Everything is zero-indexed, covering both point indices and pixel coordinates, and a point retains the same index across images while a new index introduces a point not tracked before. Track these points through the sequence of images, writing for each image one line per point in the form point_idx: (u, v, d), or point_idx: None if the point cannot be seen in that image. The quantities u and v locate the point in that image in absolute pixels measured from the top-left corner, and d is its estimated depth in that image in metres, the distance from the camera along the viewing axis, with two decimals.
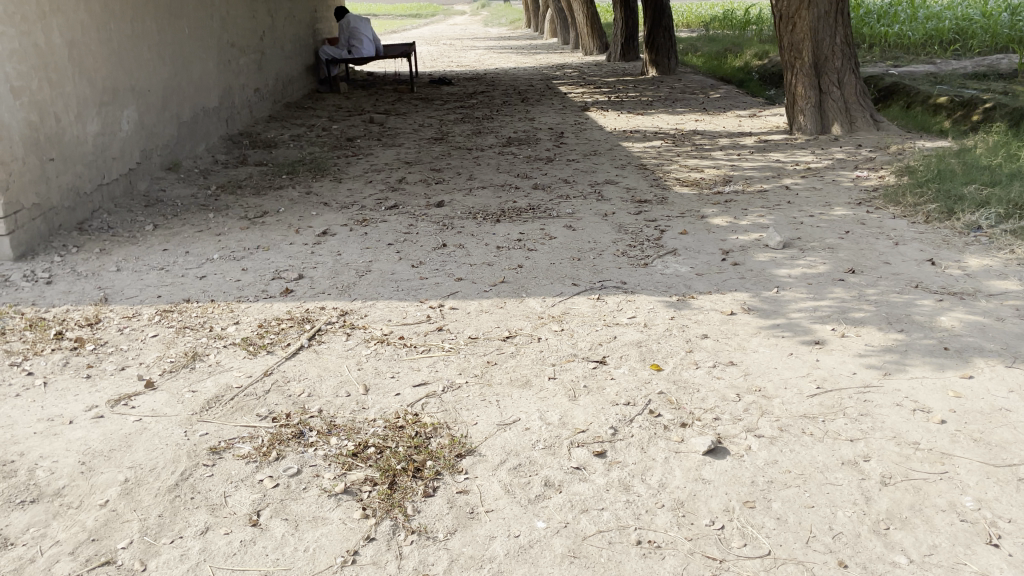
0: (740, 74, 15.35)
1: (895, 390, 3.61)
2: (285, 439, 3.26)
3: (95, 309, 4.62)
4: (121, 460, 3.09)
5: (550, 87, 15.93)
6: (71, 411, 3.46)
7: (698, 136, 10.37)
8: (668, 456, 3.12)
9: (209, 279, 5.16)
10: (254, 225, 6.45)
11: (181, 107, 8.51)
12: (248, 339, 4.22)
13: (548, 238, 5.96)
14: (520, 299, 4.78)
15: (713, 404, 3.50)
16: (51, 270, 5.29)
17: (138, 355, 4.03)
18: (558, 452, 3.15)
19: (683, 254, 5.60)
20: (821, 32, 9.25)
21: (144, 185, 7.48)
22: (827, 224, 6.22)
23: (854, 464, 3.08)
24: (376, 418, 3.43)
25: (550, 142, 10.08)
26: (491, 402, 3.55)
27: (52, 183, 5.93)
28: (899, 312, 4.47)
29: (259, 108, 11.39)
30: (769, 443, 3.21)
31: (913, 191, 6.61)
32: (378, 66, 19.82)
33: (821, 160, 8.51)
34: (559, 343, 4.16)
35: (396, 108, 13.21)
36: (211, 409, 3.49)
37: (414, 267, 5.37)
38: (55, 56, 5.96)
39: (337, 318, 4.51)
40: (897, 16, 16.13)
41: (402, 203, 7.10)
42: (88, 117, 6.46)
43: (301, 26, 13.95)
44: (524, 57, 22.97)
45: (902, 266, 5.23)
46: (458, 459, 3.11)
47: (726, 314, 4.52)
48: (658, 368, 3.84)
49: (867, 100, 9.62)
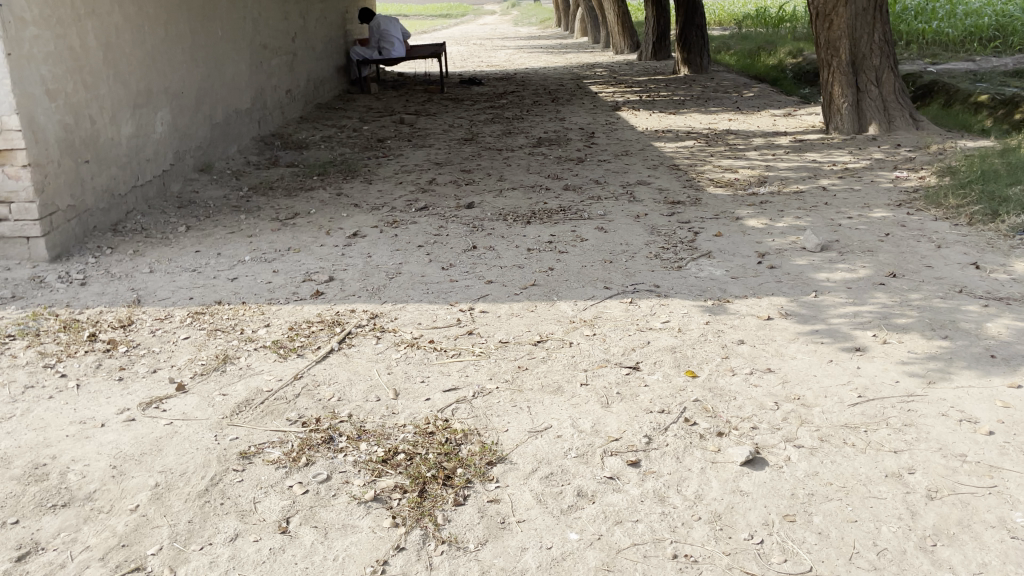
0: (773, 73, 15.12)
1: (940, 399, 3.49)
2: (315, 445, 3.23)
3: (128, 311, 4.64)
4: (151, 464, 3.08)
5: (580, 87, 15.84)
6: (103, 414, 3.46)
7: (732, 136, 10.23)
8: (704, 466, 3.04)
9: (241, 280, 5.17)
10: (285, 226, 6.47)
11: (214, 109, 8.57)
12: (278, 342, 4.20)
13: (580, 240, 5.89)
14: (551, 302, 4.72)
15: (750, 413, 3.42)
16: (85, 272, 5.34)
17: (170, 358, 4.03)
18: (591, 461, 3.09)
19: (718, 257, 5.50)
20: (859, 29, 9.07)
21: (177, 186, 7.53)
22: (866, 226, 6.08)
23: (898, 477, 2.98)
24: (407, 423, 3.39)
25: (580, 142, 10.00)
26: (523, 408, 3.50)
27: (87, 184, 5.99)
28: (943, 318, 4.34)
29: (291, 110, 11.45)
30: (809, 454, 3.11)
31: (956, 192, 6.44)
32: (409, 66, 19.87)
33: (858, 160, 8.35)
34: (592, 348, 4.09)
35: (427, 108, 13.22)
36: (242, 413, 3.48)
37: (444, 270, 5.33)
38: (90, 58, 6.01)
39: (367, 321, 4.49)
40: (935, 13, 15.82)
41: (432, 204, 7.08)
42: (122, 119, 6.51)
43: (333, 27, 14.00)
44: (554, 57, 22.88)
45: (945, 270, 5.09)
46: (489, 467, 3.06)
47: (764, 319, 4.42)
48: (693, 375, 3.76)
49: (906, 99, 9.41)
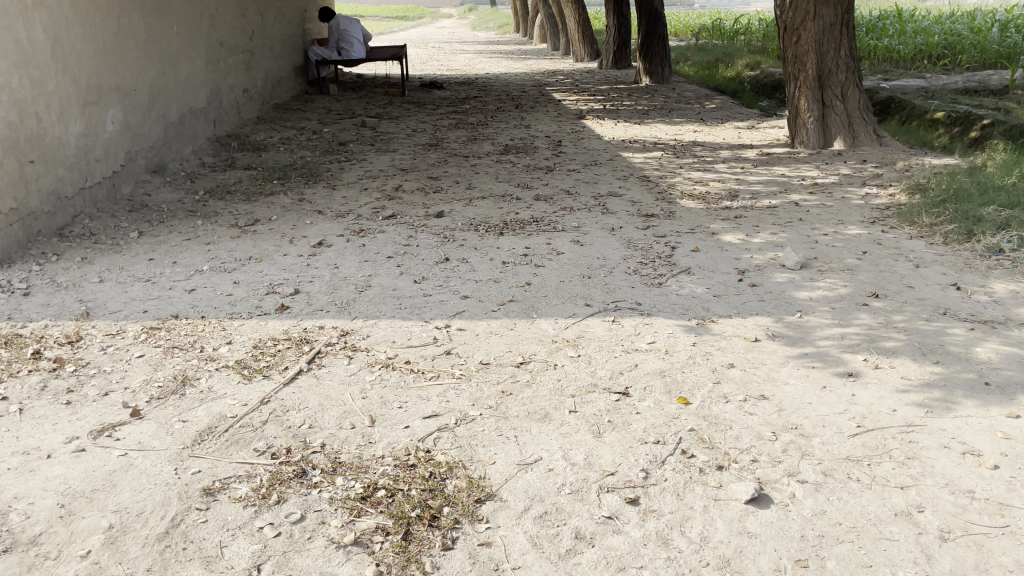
0: (732, 85, 15.16)
1: (940, 430, 3.38)
2: (286, 479, 2.97)
3: (76, 325, 4.31)
4: (104, 503, 2.78)
5: (543, 94, 15.70)
6: (50, 443, 3.15)
7: (698, 148, 10.16)
8: (707, 505, 2.87)
9: (199, 292, 4.86)
10: (244, 233, 6.16)
11: (168, 108, 8.19)
12: (242, 362, 3.92)
13: (556, 254, 5.70)
14: (531, 320, 4.52)
15: (749, 444, 3.26)
16: (29, 280, 4.96)
17: (124, 379, 3.72)
18: (587, 498, 2.89)
19: (697, 274, 5.35)
20: (826, 44, 9.08)
21: (129, 189, 7.14)
22: (842, 244, 6.00)
23: (908, 515, 2.84)
24: (385, 454, 3.15)
25: (548, 150, 9.82)
26: (510, 438, 3.28)
27: (31, 187, 5.61)
28: (931, 342, 4.24)
29: (247, 109, 11.05)
30: (815, 490, 2.96)
31: (929, 210, 6.41)
32: (367, 68, 19.48)
33: (827, 175, 8.33)
34: (578, 370, 3.89)
35: (388, 111, 12.93)
36: (204, 442, 3.19)
37: (416, 283, 5.09)
38: (37, 53, 5.64)
39: (337, 338, 4.22)
40: (886, 29, 16.06)
41: (400, 212, 6.83)
42: (71, 117, 6.13)
43: (291, 26, 13.62)
44: (515, 63, 22.71)
45: (926, 290, 5.03)
46: (478, 506, 2.84)
47: (751, 341, 4.28)
48: (685, 402, 3.58)
49: (870, 115, 9.43)
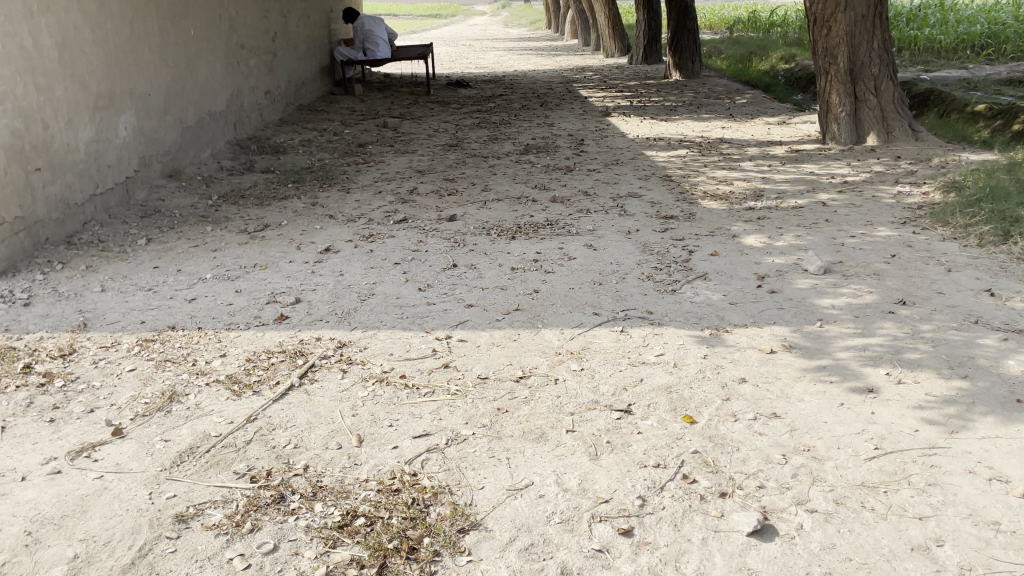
0: (766, 79, 14.74)
1: (965, 453, 3.14)
2: (262, 506, 2.84)
3: (71, 337, 4.24)
4: (72, 531, 2.67)
5: (570, 91, 15.48)
6: (26, 465, 3.05)
7: (725, 145, 9.86)
8: (706, 537, 2.69)
9: (200, 301, 4.77)
10: (253, 239, 6.07)
11: (186, 112, 8.15)
12: (233, 376, 3.80)
13: (567, 259, 5.51)
14: (535, 330, 4.34)
15: (756, 468, 3.05)
16: (31, 290, 4.92)
17: (110, 395, 3.62)
18: (576, 529, 2.72)
19: (714, 279, 5.13)
20: (858, 36, 8.72)
21: (142, 194, 7.11)
22: (870, 247, 5.72)
23: (926, 550, 2.61)
24: (370, 478, 3.00)
25: (570, 149, 9.62)
26: (501, 460, 3.11)
27: (38, 194, 5.58)
28: (960, 354, 3.97)
29: (269, 112, 11.01)
30: (824, 521, 2.76)
31: (964, 211, 6.10)
32: (394, 69, 19.38)
33: (858, 173, 8.01)
34: (579, 386, 3.71)
35: (411, 111, 12.83)
36: (183, 465, 3.08)
37: (420, 290, 4.95)
38: (44, 59, 5.60)
39: (333, 351, 4.10)
40: (928, 19, 15.51)
41: (412, 216, 6.70)
42: (80, 123, 6.09)
43: (316, 27, 13.59)
44: (544, 60, 22.50)
45: (957, 297, 4.75)
46: (460, 536, 2.69)
47: (766, 352, 4.06)
48: (691, 421, 3.38)
49: (906, 109, 9.06)
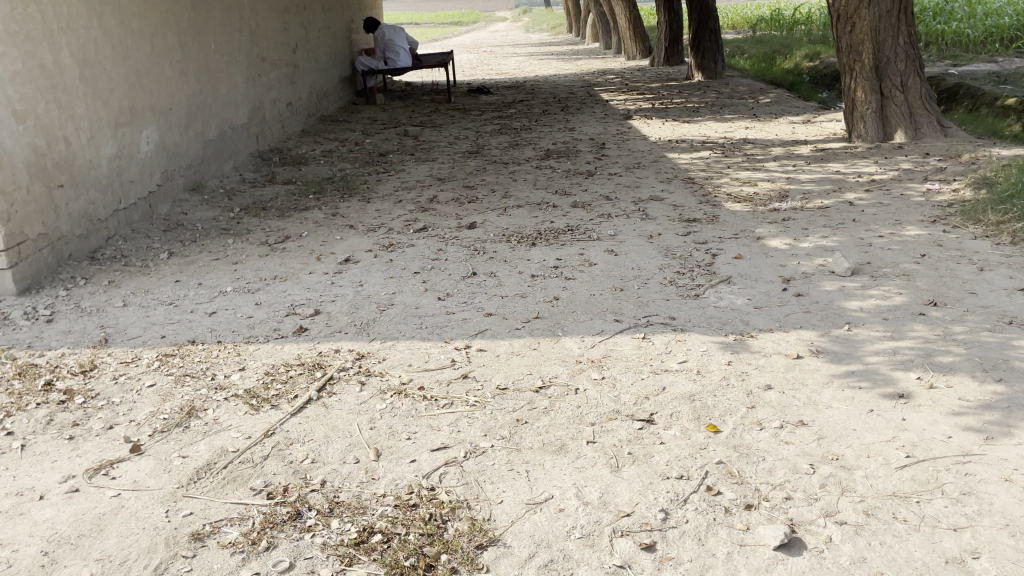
0: (789, 77, 14.55)
1: (1001, 460, 3.02)
2: (279, 523, 2.80)
3: (92, 353, 4.25)
4: (88, 550, 2.66)
5: (591, 94, 15.40)
6: (45, 483, 3.05)
7: (749, 146, 9.74)
8: (731, 551, 2.61)
9: (220, 314, 4.77)
10: (273, 251, 6.07)
11: (207, 126, 8.20)
12: (251, 390, 3.78)
13: (588, 265, 5.45)
14: (556, 338, 4.28)
15: (782, 479, 2.96)
16: (54, 307, 4.95)
17: (130, 411, 3.62)
18: (597, 544, 2.66)
19: (738, 283, 5.03)
20: (883, 32, 8.57)
21: (165, 208, 7.15)
22: (899, 247, 5.59)
23: (961, 563, 2.51)
24: (387, 493, 2.96)
25: (591, 153, 9.54)
26: (521, 474, 3.05)
27: (61, 211, 5.62)
28: (994, 357, 3.84)
29: (291, 123, 11.07)
30: (854, 534, 2.66)
31: (996, 208, 5.94)
32: (415, 77, 19.44)
33: (886, 171, 7.86)
34: (600, 395, 3.64)
35: (432, 119, 12.83)
36: (200, 481, 3.06)
37: (440, 300, 4.90)
38: (65, 77, 5.64)
39: (352, 362, 4.07)
40: (955, 12, 15.22)
41: (431, 224, 6.67)
42: (102, 139, 6.13)
43: (337, 37, 13.67)
44: (565, 63, 22.43)
45: (990, 297, 4.61)
46: (478, 552, 2.64)
47: (792, 358, 3.96)
48: (715, 430, 3.30)
49: (933, 104, 8.87)
